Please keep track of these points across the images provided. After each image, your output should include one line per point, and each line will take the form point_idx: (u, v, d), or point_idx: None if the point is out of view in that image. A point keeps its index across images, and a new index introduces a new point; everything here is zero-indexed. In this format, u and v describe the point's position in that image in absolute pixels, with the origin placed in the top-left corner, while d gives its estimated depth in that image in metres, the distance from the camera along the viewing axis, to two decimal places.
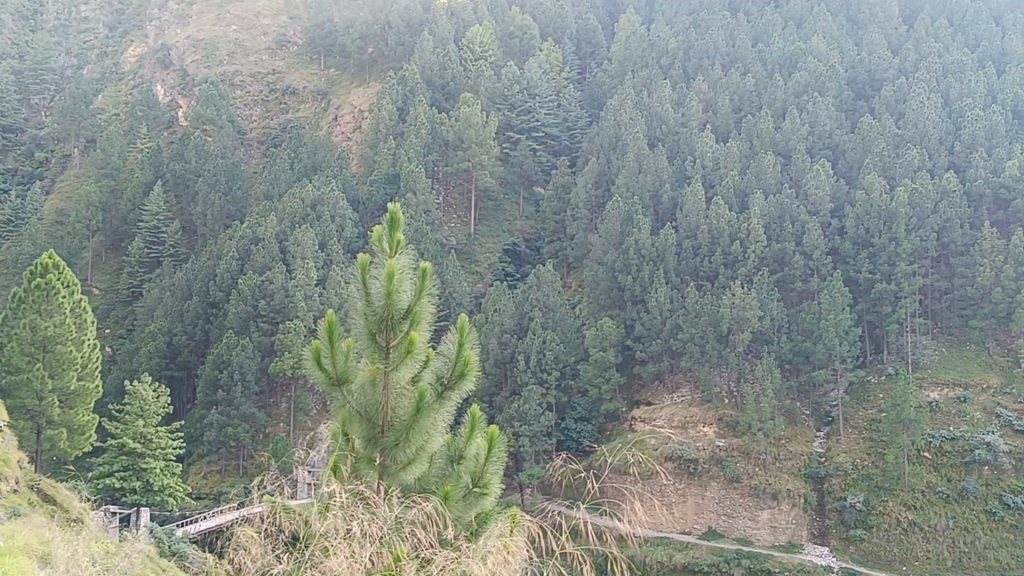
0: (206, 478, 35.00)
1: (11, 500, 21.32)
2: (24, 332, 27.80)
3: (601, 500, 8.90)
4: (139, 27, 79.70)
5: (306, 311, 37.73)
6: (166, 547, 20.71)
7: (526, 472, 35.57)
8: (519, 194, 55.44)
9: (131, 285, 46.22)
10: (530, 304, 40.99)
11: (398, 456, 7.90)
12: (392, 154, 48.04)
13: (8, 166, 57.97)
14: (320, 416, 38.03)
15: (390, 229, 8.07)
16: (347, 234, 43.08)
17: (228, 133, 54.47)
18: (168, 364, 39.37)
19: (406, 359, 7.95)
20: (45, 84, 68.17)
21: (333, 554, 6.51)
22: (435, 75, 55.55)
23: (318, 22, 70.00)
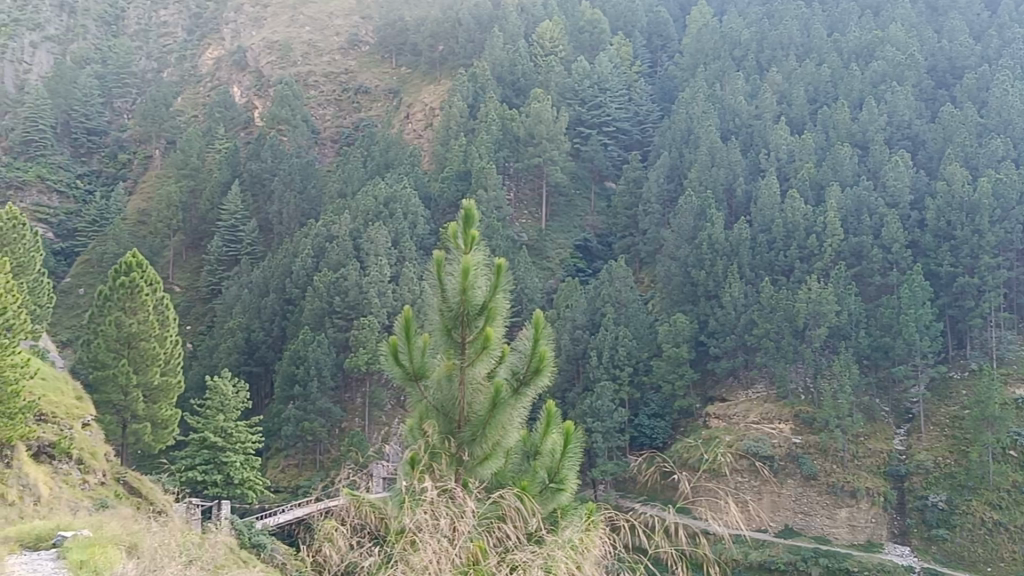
0: (283, 471, 35.63)
1: (99, 493, 22.08)
2: (110, 329, 28.30)
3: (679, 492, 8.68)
4: (216, 29, 81.11)
5: (380, 308, 38.11)
6: (246, 539, 21.18)
7: (601, 469, 35.52)
8: (591, 189, 55.12)
9: (211, 282, 47.34)
10: (601, 300, 40.87)
11: (474, 451, 7.89)
12: (463, 150, 48.15)
13: (92, 167, 59.69)
14: (395, 411, 38.43)
15: (465, 224, 8.05)
16: (419, 231, 43.38)
17: (302, 133, 55.26)
18: (246, 360, 40.23)
19: (481, 354, 7.94)
20: (126, 87, 70.06)
21: (419, 548, 6.44)
22: (505, 71, 55.38)
23: (390, 21, 70.39)
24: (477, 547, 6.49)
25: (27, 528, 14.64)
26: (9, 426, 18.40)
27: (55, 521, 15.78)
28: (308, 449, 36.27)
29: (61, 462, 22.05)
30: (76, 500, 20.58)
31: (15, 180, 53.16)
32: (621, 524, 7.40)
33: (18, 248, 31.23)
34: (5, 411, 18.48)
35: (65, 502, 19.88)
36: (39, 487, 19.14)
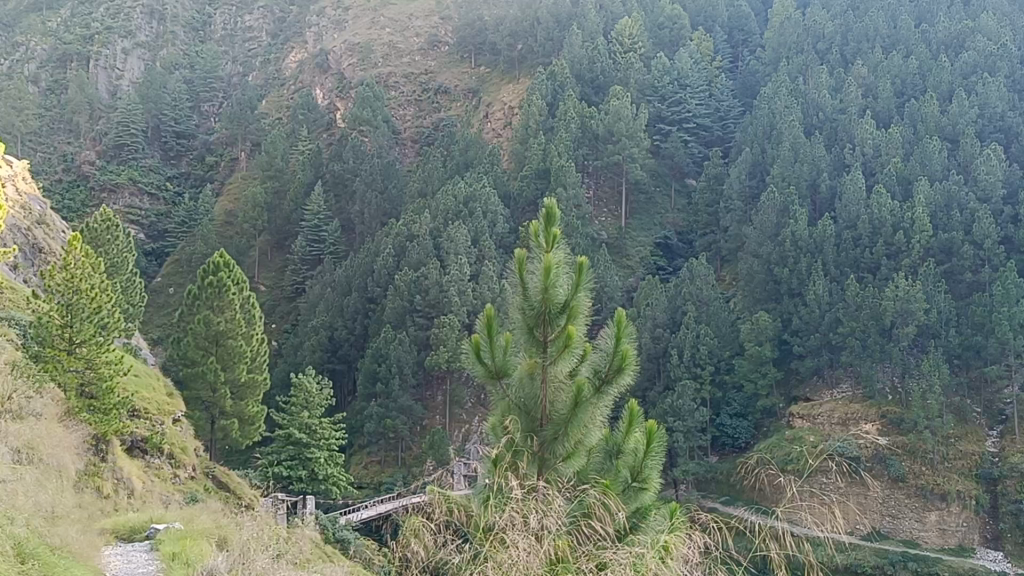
0: (366, 468, 36.13)
1: (189, 488, 22.67)
2: (198, 326, 28.84)
3: (766, 490, 8.22)
4: (299, 33, 82.47)
5: (460, 306, 38.30)
6: (331, 534, 21.50)
7: (682, 468, 35.25)
8: (671, 186, 54.54)
9: (295, 281, 48.23)
10: (682, 298, 40.50)
11: (557, 449, 7.73)
12: (543, 148, 48.04)
13: (182, 169, 61.30)
14: (475, 409, 38.59)
15: (546, 223, 7.95)
16: (498, 229, 43.37)
17: (383, 133, 55.83)
18: (330, 358, 40.91)
19: (564, 352, 7.81)
20: (214, 91, 71.71)
21: (506, 544, 6.07)
22: (584, 69, 55.08)
23: (469, 21, 70.67)
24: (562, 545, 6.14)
25: (123, 520, 15.13)
26: (103, 422, 18.94)
27: (149, 514, 16.29)
28: (391, 446, 36.62)
29: (153, 456, 22.63)
30: (167, 493, 21.22)
31: (109, 183, 55.01)
32: (708, 523, 7.01)
33: (112, 249, 32.20)
34: (100, 407, 19.05)
35: (157, 495, 20.47)
36: (133, 481, 19.68)
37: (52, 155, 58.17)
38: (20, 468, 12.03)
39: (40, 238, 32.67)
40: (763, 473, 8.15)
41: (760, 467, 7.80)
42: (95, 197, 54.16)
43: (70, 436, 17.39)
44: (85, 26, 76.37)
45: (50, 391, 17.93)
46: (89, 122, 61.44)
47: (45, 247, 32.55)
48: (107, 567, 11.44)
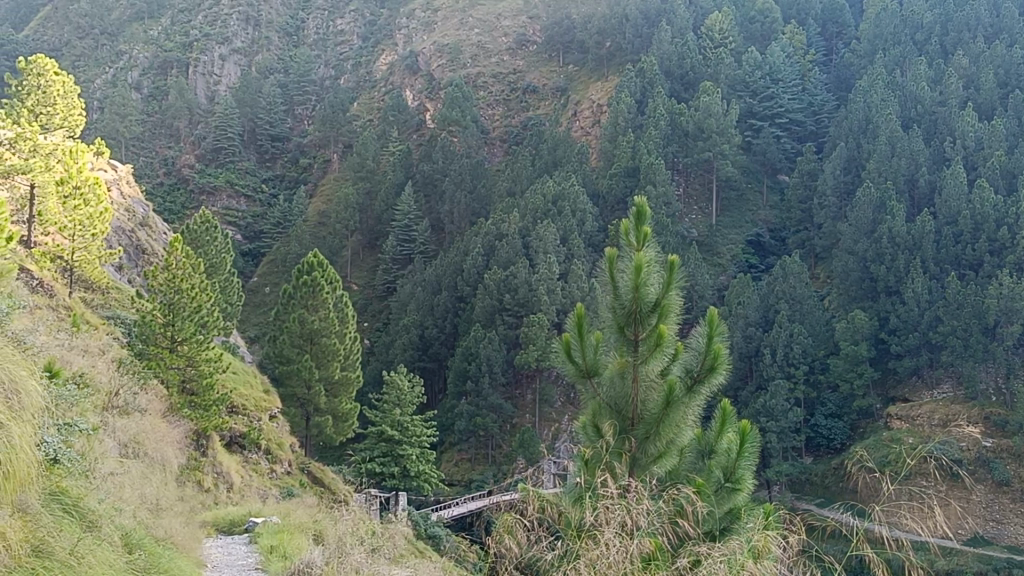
0: (457, 465, 36.48)
1: (286, 482, 23.22)
2: (294, 325, 29.51)
3: (862, 495, 7.84)
4: (389, 36, 83.51)
5: (549, 305, 38.28)
6: (423, 529, 21.82)
7: (775, 469, 34.66)
8: (762, 182, 53.67)
9: (386, 280, 48.99)
10: (775, 297, 39.95)
11: (648, 449, 7.63)
12: (632, 145, 47.64)
13: (276, 172, 62.71)
14: (565, 408, 38.60)
15: (636, 220, 7.71)
16: (588, 228, 43.17)
17: (472, 133, 56.18)
18: (421, 356, 41.44)
19: (655, 353, 7.68)
20: (307, 94, 73.01)
21: (594, 534, 5.71)
22: (674, 65, 54.52)
23: (557, 20, 70.63)
24: (653, 544, 5.63)
25: (222, 513, 15.57)
26: (203, 418, 19.53)
27: (248, 508, 16.75)
28: (481, 444, 36.83)
29: (251, 451, 23.26)
30: (265, 488, 21.73)
31: (208, 186, 56.76)
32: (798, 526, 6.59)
33: (211, 250, 33.08)
34: (200, 403, 19.66)
35: (255, 489, 21.04)
36: (231, 475, 20.18)
37: (154, 159, 60.20)
38: (126, 461, 12.49)
39: (143, 239, 33.81)
40: (860, 477, 7.75)
41: (856, 470, 7.41)
42: (195, 200, 55.92)
43: (173, 432, 17.94)
44: (184, 33, 78.83)
45: (154, 388, 18.54)
46: (189, 127, 63.34)
47: (148, 248, 33.67)
48: (207, 558, 11.76)
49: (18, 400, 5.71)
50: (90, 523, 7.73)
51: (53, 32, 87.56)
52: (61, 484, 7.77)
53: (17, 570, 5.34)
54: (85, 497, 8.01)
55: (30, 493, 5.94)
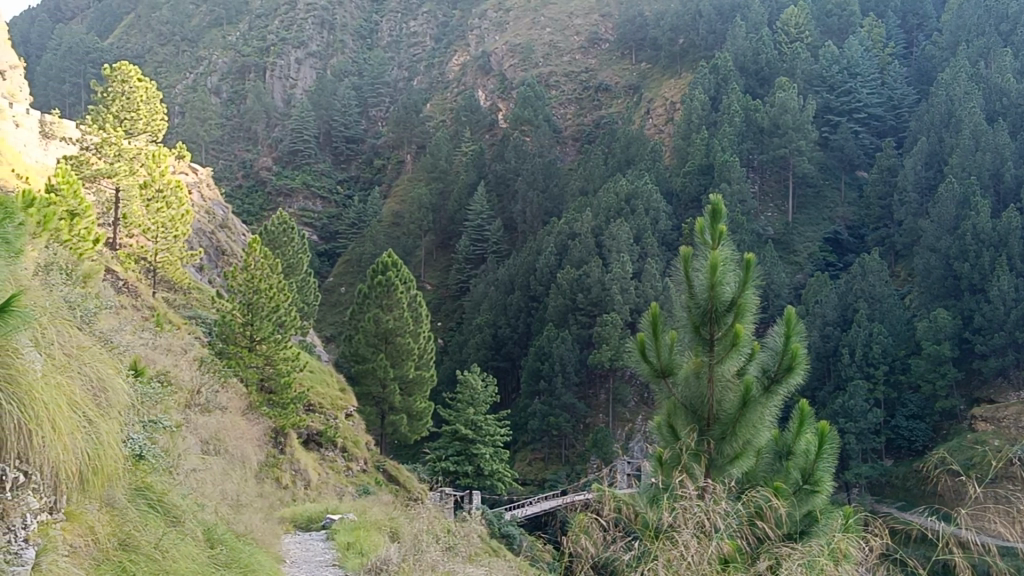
0: (530, 465, 36.45)
1: (361, 479, 23.52)
2: (369, 325, 29.93)
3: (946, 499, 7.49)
4: (461, 37, 84.12)
5: (623, 304, 38.05)
6: (496, 529, 21.83)
7: (854, 471, 33.92)
8: (840, 179, 52.67)
9: (459, 280, 49.27)
10: (854, 296, 39.24)
11: (725, 449, 7.33)
12: (706, 142, 47.08)
13: (351, 173, 63.60)
14: (639, 408, 38.32)
15: (711, 219, 7.55)
16: (661, 226, 42.78)
17: (544, 131, 56.23)
18: (494, 356, 41.58)
19: (731, 352, 7.39)
20: (381, 96, 73.82)
21: (673, 534, 5.53)
22: (749, 61, 53.93)
23: (630, 17, 70.16)
24: (732, 545, 5.51)
25: (300, 510, 15.83)
26: (282, 415, 19.80)
27: (324, 505, 17.01)
28: (554, 443, 36.73)
29: (328, 449, 23.59)
30: (341, 485, 22.02)
31: (285, 188, 57.76)
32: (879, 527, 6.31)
33: (288, 250, 33.60)
34: (278, 401, 19.93)
35: (331, 487, 21.31)
36: (309, 472, 20.48)
37: (233, 162, 61.50)
38: (208, 457, 12.76)
39: (223, 240, 34.51)
40: (944, 480, 7.42)
41: (940, 472, 7.08)
42: (272, 201, 56.93)
43: (252, 429, 18.29)
44: (262, 38, 80.65)
45: (234, 386, 18.88)
46: (267, 131, 64.64)
47: (228, 249, 34.35)
48: (287, 553, 11.95)
49: (105, 398, 5.87)
50: (175, 517, 7.93)
51: (135, 39, 90.04)
52: (147, 479, 7.93)
53: (106, 564, 5.49)
54: (169, 492, 8.19)
55: (118, 488, 6.08)
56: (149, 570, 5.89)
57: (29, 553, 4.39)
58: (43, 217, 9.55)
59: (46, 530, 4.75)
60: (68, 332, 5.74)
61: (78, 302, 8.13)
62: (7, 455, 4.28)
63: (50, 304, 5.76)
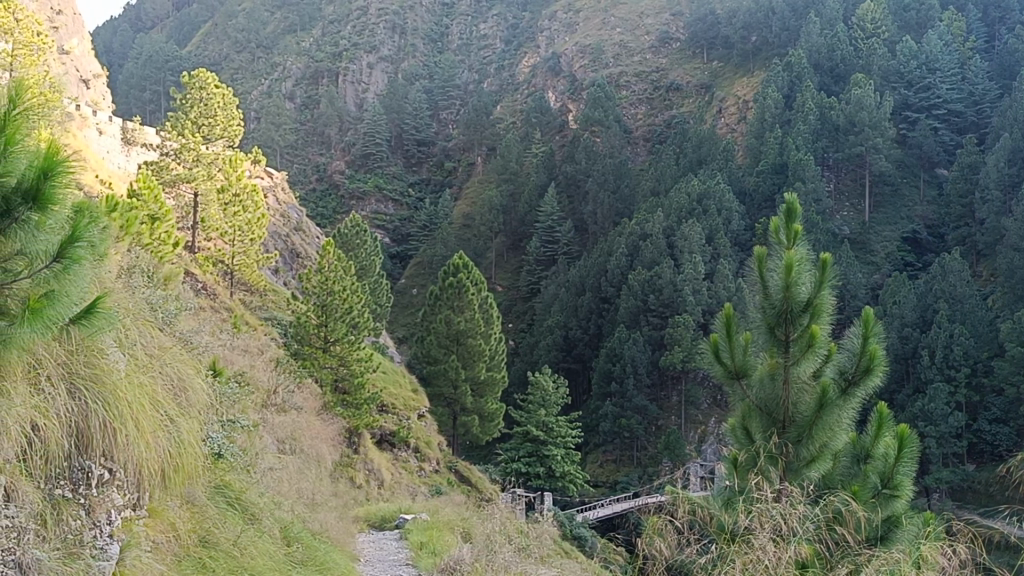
0: (602, 466, 36.27)
1: (433, 480, 23.68)
2: (441, 326, 30.22)
3: None
4: (531, 38, 84.33)
5: (694, 305, 37.71)
6: (569, 531, 21.72)
7: (934, 476, 33.12)
8: (919, 176, 51.40)
9: (530, 281, 49.31)
10: (933, 296, 38.34)
11: (801, 452, 7.06)
12: (780, 141, 46.38)
13: (422, 176, 64.13)
14: (712, 410, 37.89)
15: (787, 219, 7.39)
16: (734, 226, 42.30)
17: (615, 132, 56.09)
18: (565, 357, 41.53)
19: (807, 353, 7.16)
20: (452, 98, 74.29)
21: (746, 536, 5.38)
22: (823, 58, 53.12)
23: (700, 16, 69.69)
24: (810, 550, 5.35)
25: (374, 509, 16.00)
26: (355, 416, 20.16)
27: (397, 504, 17.15)
28: (626, 445, 36.49)
29: (401, 449, 23.82)
30: (414, 485, 22.18)
31: (358, 191, 58.48)
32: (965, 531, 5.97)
33: (362, 253, 34.06)
34: (352, 402, 20.24)
35: (404, 487, 21.50)
36: (382, 472, 20.69)
37: (307, 166, 62.45)
38: (285, 456, 12.98)
39: (298, 243, 35.08)
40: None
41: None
42: (345, 204, 57.68)
43: (327, 429, 18.57)
44: (335, 44, 81.94)
45: (310, 385, 19.25)
46: (339, 135, 65.61)
47: (302, 252, 34.92)
48: (361, 552, 12.07)
49: (186, 398, 6.00)
50: (253, 515, 8.07)
51: (214, 47, 92.17)
52: (226, 477, 8.07)
53: (187, 561, 5.60)
54: (248, 489, 8.33)
55: (198, 486, 6.20)
56: (229, 566, 5.98)
57: (113, 549, 4.41)
58: (126, 221, 9.80)
59: (130, 527, 4.73)
60: (150, 333, 5.89)
61: (160, 303, 8.34)
62: (93, 452, 4.37)
63: (133, 306, 5.92)
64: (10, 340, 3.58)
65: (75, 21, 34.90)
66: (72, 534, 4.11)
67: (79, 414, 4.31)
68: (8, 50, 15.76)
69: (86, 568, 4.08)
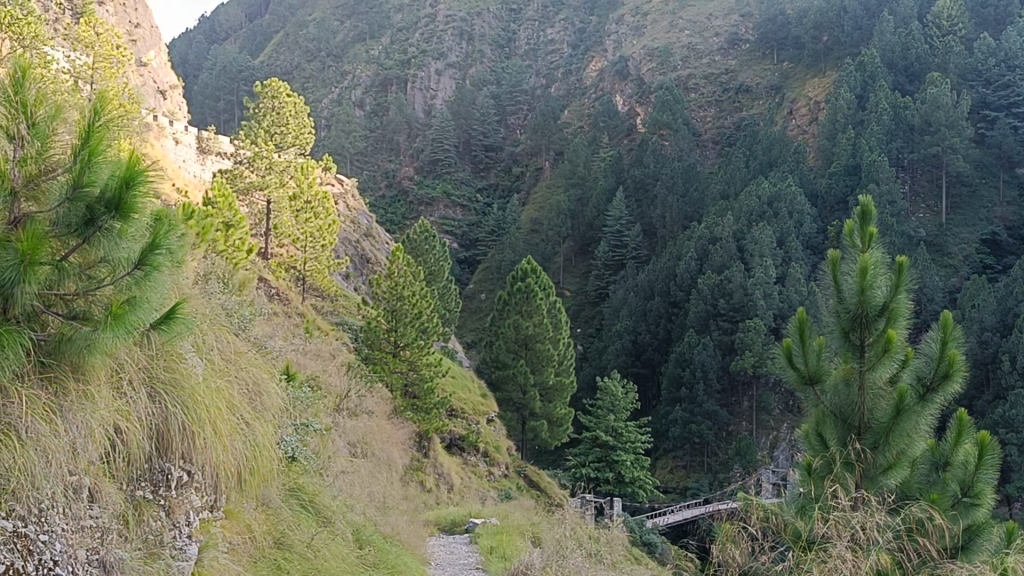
0: (672, 472, 35.96)
1: (503, 484, 23.73)
2: (509, 331, 30.29)
3: None
4: (598, 42, 84.42)
5: (766, 309, 37.20)
6: (640, 537, 21.55)
7: (1016, 485, 32.03)
8: (999, 177, 49.78)
9: (598, 286, 49.18)
10: (1014, 300, 37.19)
11: (878, 459, 6.82)
12: (853, 142, 45.49)
13: (490, 181, 64.40)
14: (785, 416, 37.29)
15: (862, 221, 7.23)
16: (805, 229, 41.70)
17: (683, 136, 55.76)
18: (634, 362, 41.25)
19: (883, 358, 6.88)
20: (519, 103, 74.54)
21: (826, 545, 5.25)
22: (898, 57, 52.04)
23: (770, 16, 68.76)
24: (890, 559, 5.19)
25: (445, 513, 16.09)
26: (425, 419, 20.21)
27: (467, 508, 17.24)
28: (695, 451, 36.10)
29: (470, 453, 23.91)
30: (483, 490, 22.29)
31: (426, 197, 58.91)
32: None
33: (430, 258, 34.32)
34: (422, 406, 20.33)
35: (474, 491, 21.59)
36: (452, 476, 20.79)
37: (376, 172, 63.10)
38: (356, 460, 13.08)
39: (368, 249, 35.49)
40: None
41: None
42: (414, 210, 58.10)
43: (398, 433, 18.74)
44: (403, 52, 82.97)
45: (380, 390, 19.41)
46: (408, 141, 66.28)
47: (372, 257, 35.30)
48: (432, 555, 12.10)
49: (261, 401, 6.10)
50: (326, 518, 8.17)
51: (284, 57, 93.85)
52: (299, 479, 8.14)
53: (263, 562, 5.70)
54: (320, 493, 8.42)
55: (272, 488, 6.31)
56: (303, 569, 6.08)
57: (191, 550, 4.48)
58: (203, 228, 10.02)
59: (207, 529, 4.80)
60: (226, 339, 6.00)
61: (235, 309, 8.50)
62: (173, 454, 4.48)
63: (210, 312, 6.04)
64: (94, 343, 3.66)
65: (152, 34, 35.76)
66: (153, 534, 4.22)
67: (159, 416, 4.42)
68: (88, 63, 16.15)
69: (166, 568, 4.16)
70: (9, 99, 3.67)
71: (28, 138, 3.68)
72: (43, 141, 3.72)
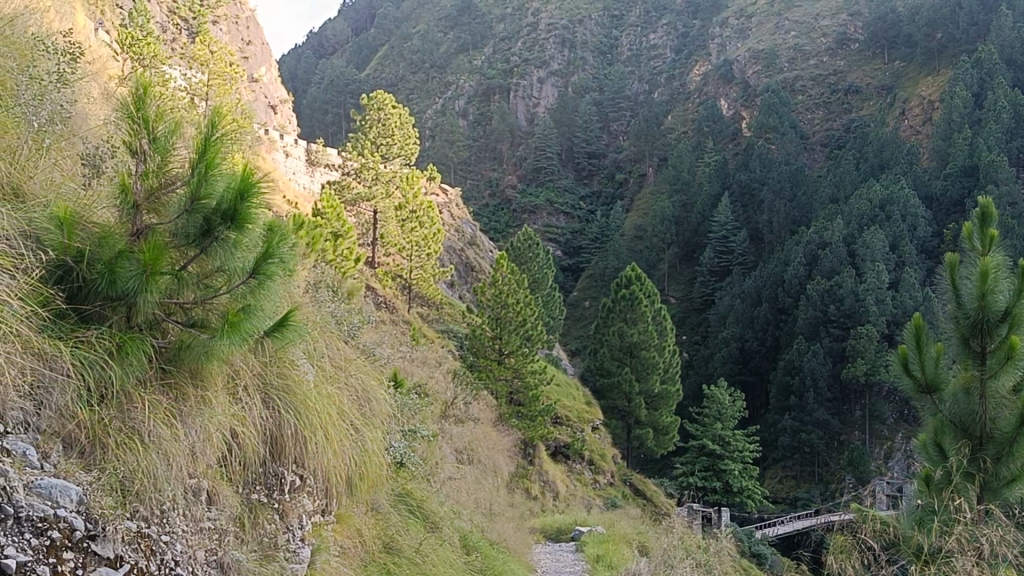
0: (781, 482, 35.21)
1: (609, 492, 23.65)
2: (614, 338, 30.18)
3: None
4: (702, 46, 84.06)
5: (879, 316, 36.07)
6: (750, 549, 21.12)
7: None
8: None
9: (703, 293, 48.63)
10: None
11: (1000, 471, 6.45)
12: (969, 142, 43.77)
13: (593, 188, 64.41)
14: (899, 425, 36.09)
15: (982, 223, 6.92)
16: (920, 233, 40.23)
17: (790, 139, 54.65)
18: (741, 370, 40.67)
19: (1006, 366, 6.54)
20: (622, 110, 74.51)
21: (951, 558, 4.98)
22: (1017, 52, 49.65)
23: (880, 14, 66.85)
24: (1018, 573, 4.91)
25: (549, 520, 16.06)
26: (531, 427, 20.17)
27: (573, 516, 17.21)
28: (805, 461, 35.26)
29: (575, 461, 23.82)
30: (589, 497, 22.25)
31: (529, 205, 59.15)
32: None
33: (534, 265, 34.37)
34: (527, 413, 20.31)
35: (580, 499, 21.53)
36: (557, 483, 20.76)
37: (480, 182, 63.82)
38: (461, 467, 13.16)
39: (472, 257, 35.78)
40: None
41: None
42: (517, 219, 58.49)
43: (503, 440, 18.80)
44: (506, 61, 84.11)
45: (485, 398, 19.51)
46: (511, 150, 66.94)
47: (476, 265, 35.52)
48: (539, 563, 12.07)
49: (369, 407, 6.19)
50: (434, 523, 8.22)
51: (390, 69, 95.94)
52: (407, 485, 8.18)
53: (373, 566, 5.76)
54: (428, 499, 8.47)
55: (381, 493, 6.38)
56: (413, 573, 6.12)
57: (304, 552, 4.51)
58: (312, 238, 10.23)
59: (319, 532, 4.85)
60: (336, 346, 6.11)
61: (344, 317, 8.63)
62: (286, 459, 4.57)
63: (320, 319, 6.16)
64: (211, 350, 3.75)
65: (263, 50, 36.89)
66: (267, 536, 4.25)
67: (272, 423, 4.52)
68: (204, 80, 16.69)
69: (280, 569, 4.16)
70: (132, 116, 3.81)
71: (148, 154, 3.80)
72: (163, 156, 3.84)
